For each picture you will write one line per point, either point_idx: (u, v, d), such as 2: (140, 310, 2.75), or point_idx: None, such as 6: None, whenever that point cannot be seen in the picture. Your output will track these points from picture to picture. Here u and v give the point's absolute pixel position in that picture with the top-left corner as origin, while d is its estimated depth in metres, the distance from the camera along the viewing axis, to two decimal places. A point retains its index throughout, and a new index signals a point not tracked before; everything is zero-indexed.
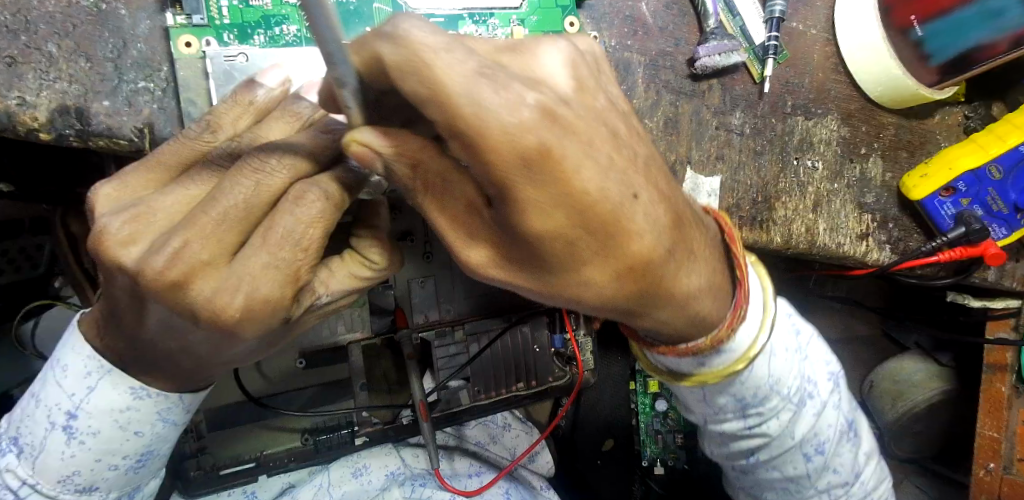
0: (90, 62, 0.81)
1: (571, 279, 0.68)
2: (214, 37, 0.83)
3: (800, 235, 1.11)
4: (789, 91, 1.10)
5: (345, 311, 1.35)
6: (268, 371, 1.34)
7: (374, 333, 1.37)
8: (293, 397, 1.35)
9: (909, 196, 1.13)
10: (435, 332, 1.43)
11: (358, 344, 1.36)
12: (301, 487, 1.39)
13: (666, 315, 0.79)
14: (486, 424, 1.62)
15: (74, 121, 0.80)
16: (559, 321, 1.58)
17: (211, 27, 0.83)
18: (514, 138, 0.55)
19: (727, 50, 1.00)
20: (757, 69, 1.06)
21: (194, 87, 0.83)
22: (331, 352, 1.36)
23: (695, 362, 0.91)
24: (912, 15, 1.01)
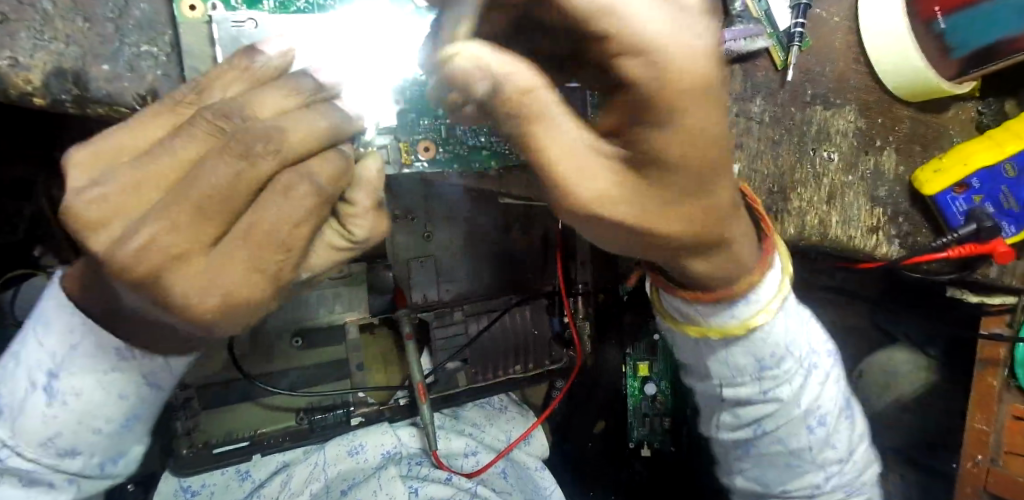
0: (89, 22, 0.75)
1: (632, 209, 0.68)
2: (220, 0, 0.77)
3: (812, 228, 1.11)
4: (810, 80, 1.08)
5: (343, 290, 1.34)
6: (264, 348, 1.30)
7: (373, 314, 1.37)
8: (285, 376, 1.32)
9: (921, 191, 1.13)
10: (435, 313, 1.41)
11: (357, 324, 1.35)
12: (296, 466, 1.35)
13: (703, 267, 0.83)
14: (482, 406, 1.59)
15: (71, 84, 0.74)
16: (558, 304, 1.56)
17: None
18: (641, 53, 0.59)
19: (754, 34, 0.99)
20: (779, 57, 1.04)
21: (199, 54, 0.77)
22: (327, 331, 1.34)
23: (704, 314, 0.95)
24: (935, 8, 0.99)
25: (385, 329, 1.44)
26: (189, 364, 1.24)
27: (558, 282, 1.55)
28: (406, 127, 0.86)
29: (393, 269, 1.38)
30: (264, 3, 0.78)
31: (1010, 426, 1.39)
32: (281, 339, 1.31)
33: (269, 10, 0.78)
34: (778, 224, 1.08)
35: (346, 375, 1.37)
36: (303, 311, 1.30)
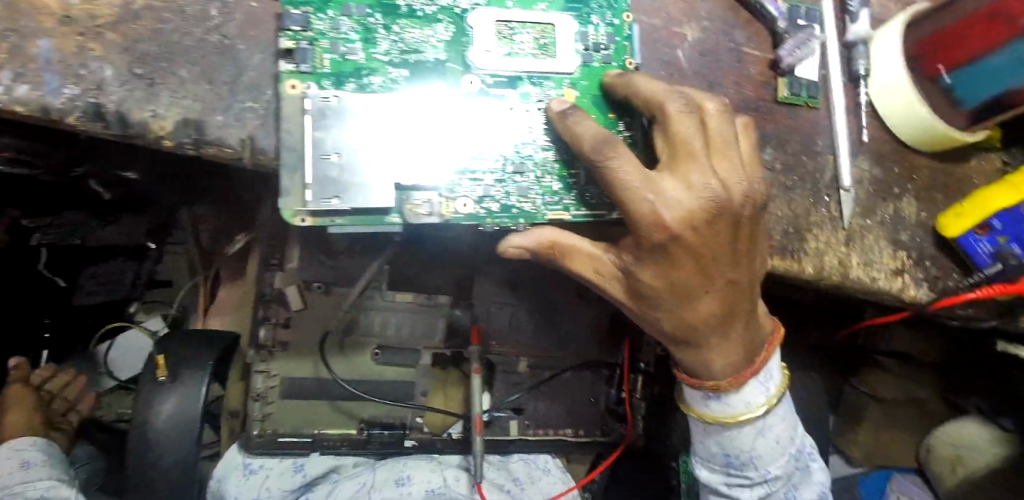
0: (211, 85, 0.87)
1: (584, 252, 0.92)
2: (315, 83, 0.88)
3: (832, 269, 1.09)
4: (818, 131, 1.11)
5: (425, 319, 1.51)
6: (348, 354, 1.45)
7: (445, 344, 1.51)
8: (364, 385, 1.46)
9: (943, 234, 1.12)
10: (502, 358, 1.58)
11: (430, 353, 1.51)
12: (343, 480, 1.46)
13: (694, 359, 1.00)
14: (527, 461, 1.64)
15: (192, 131, 0.86)
16: (617, 379, 1.67)
17: (314, 75, 0.88)
18: (678, 205, 0.82)
19: (804, 42, 1.07)
20: (783, 91, 1.10)
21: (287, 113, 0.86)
22: (404, 353, 1.49)
23: (699, 399, 1.04)
24: (940, 65, 1.03)
25: (452, 368, 1.57)
26: (280, 352, 1.42)
27: (622, 357, 1.66)
28: (447, 187, 0.90)
29: (474, 310, 1.56)
30: (347, 86, 0.89)
31: None
32: (363, 352, 1.46)
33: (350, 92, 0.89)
34: (796, 265, 1.07)
35: (410, 398, 1.50)
36: (395, 331, 1.48)
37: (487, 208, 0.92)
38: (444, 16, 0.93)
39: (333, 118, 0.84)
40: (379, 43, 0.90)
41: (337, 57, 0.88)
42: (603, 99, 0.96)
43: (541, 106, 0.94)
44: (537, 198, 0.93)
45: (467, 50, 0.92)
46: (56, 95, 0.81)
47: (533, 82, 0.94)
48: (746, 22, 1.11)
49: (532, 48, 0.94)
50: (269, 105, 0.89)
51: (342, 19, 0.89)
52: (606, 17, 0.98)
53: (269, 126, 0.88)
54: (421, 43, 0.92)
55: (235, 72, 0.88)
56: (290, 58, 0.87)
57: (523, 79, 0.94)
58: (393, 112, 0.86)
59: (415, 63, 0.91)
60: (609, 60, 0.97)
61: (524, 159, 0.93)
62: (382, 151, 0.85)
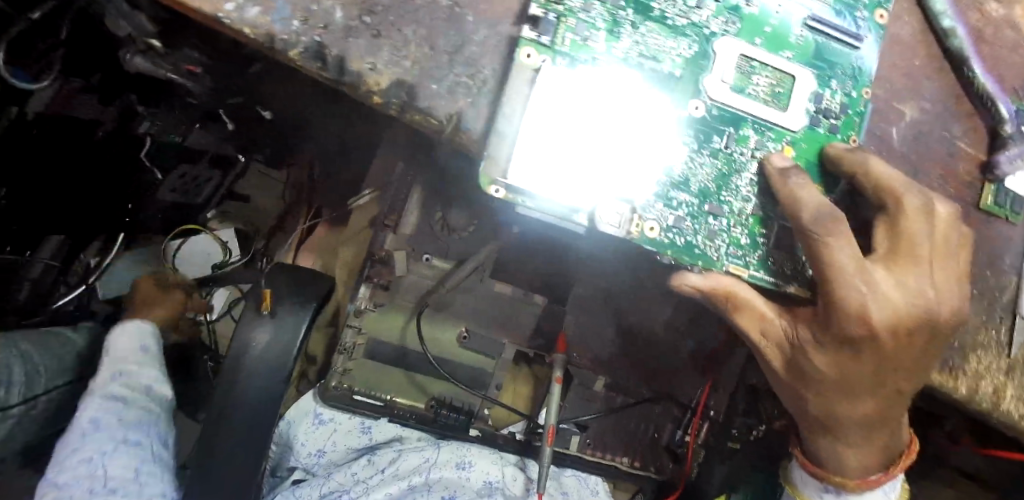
0: (432, 51, 0.83)
1: (756, 310, 0.87)
2: (550, 58, 0.83)
3: (984, 395, 1.02)
4: (1009, 249, 1.04)
5: (518, 314, 1.46)
6: (434, 328, 1.42)
7: (530, 346, 1.47)
8: (443, 363, 1.43)
9: None
10: (583, 372, 1.51)
11: (513, 348, 1.46)
12: (406, 451, 1.46)
13: (826, 450, 0.94)
14: (579, 478, 1.61)
15: (403, 94, 0.83)
16: (686, 422, 1.58)
17: (551, 49, 0.83)
18: (890, 301, 0.83)
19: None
20: (988, 196, 1.02)
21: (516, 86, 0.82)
22: (489, 340, 1.45)
23: (815, 488, 0.98)
24: None
25: (525, 367, 1.54)
26: (370, 311, 1.37)
27: (696, 399, 1.57)
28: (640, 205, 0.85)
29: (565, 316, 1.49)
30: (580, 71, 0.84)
31: None
32: (449, 327, 1.43)
33: None
34: (951, 381, 1.01)
35: (483, 387, 1.47)
36: (487, 316, 1.45)
37: (672, 239, 0.86)
38: (692, 33, 0.88)
39: (557, 106, 0.81)
40: (622, 37, 0.86)
41: (578, 38, 0.84)
42: (816, 168, 0.93)
43: (755, 155, 0.90)
44: (721, 245, 0.88)
45: (705, 73, 0.88)
46: (283, 26, 0.79)
47: (754, 127, 0.90)
48: (968, 116, 1.03)
49: (766, 93, 0.90)
50: (484, 84, 0.85)
51: (596, 3, 0.85)
52: (844, 86, 0.94)
53: (478, 106, 0.84)
54: (662, 52, 0.87)
55: (458, 43, 0.84)
56: (535, 26, 0.82)
57: (748, 120, 0.90)
58: (615, 118, 0.84)
59: (650, 69, 0.86)
60: (834, 130, 0.93)
61: (722, 202, 0.88)
62: (596, 154, 0.82)
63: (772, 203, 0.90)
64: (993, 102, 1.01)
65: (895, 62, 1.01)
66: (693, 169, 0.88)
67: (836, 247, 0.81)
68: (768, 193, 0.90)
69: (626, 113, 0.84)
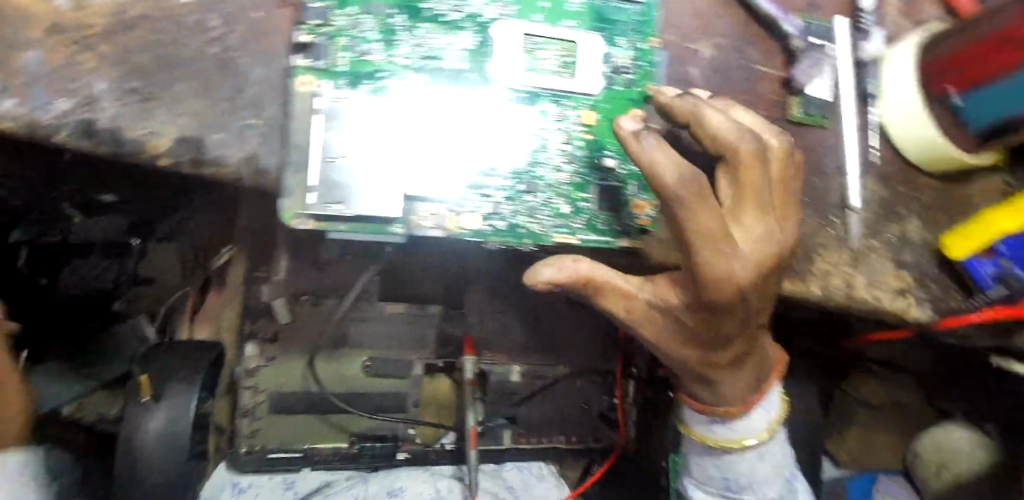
0: (211, 101, 0.82)
1: (618, 290, 0.88)
2: (329, 81, 0.83)
3: (837, 291, 1.08)
4: (829, 152, 1.11)
5: (418, 329, 1.49)
6: (338, 364, 1.43)
7: (438, 356, 1.49)
8: (353, 398, 1.44)
9: (947, 254, 1.12)
10: (495, 367, 1.53)
11: (422, 362, 1.48)
12: (338, 492, 1.45)
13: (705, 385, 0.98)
14: (521, 469, 1.61)
15: (191, 150, 0.82)
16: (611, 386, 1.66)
17: (328, 72, 0.83)
18: (743, 254, 0.84)
19: (819, 64, 1.08)
20: (795, 110, 1.08)
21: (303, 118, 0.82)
22: (396, 362, 1.46)
23: (703, 422, 1.03)
24: (949, 86, 1.02)
25: (444, 376, 1.55)
26: (264, 368, 1.37)
27: (616, 364, 1.65)
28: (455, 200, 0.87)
29: (466, 318, 1.54)
30: (363, 87, 0.84)
31: None
32: (352, 361, 1.44)
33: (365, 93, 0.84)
34: (801, 286, 1.07)
35: (401, 409, 1.48)
36: (387, 341, 1.46)
37: (494, 225, 0.88)
38: (469, 24, 0.89)
39: (345, 127, 0.82)
40: (399, 45, 0.86)
41: (353, 56, 0.84)
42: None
43: (561, 126, 0.92)
44: (545, 219, 0.91)
45: (490, 59, 0.89)
46: (46, 112, 0.75)
47: (553, 100, 0.92)
48: (761, 40, 1.09)
49: (556, 65, 0.92)
50: (274, 122, 0.84)
51: (364, 17, 0.85)
52: (632, 40, 0.96)
53: (272, 144, 0.84)
54: (443, 50, 0.88)
55: (236, 87, 0.83)
56: (306, 54, 0.83)
57: (544, 95, 0.92)
58: (409, 124, 0.85)
59: (435, 69, 0.87)
60: (632, 84, 0.96)
61: (536, 178, 0.91)
62: (395, 164, 0.83)
63: (585, 167, 0.93)
64: (778, 21, 1.07)
65: (680, 8, 1.05)
66: (502, 154, 0.90)
67: (697, 217, 0.79)
68: (578, 159, 0.93)
69: (419, 117, 0.85)
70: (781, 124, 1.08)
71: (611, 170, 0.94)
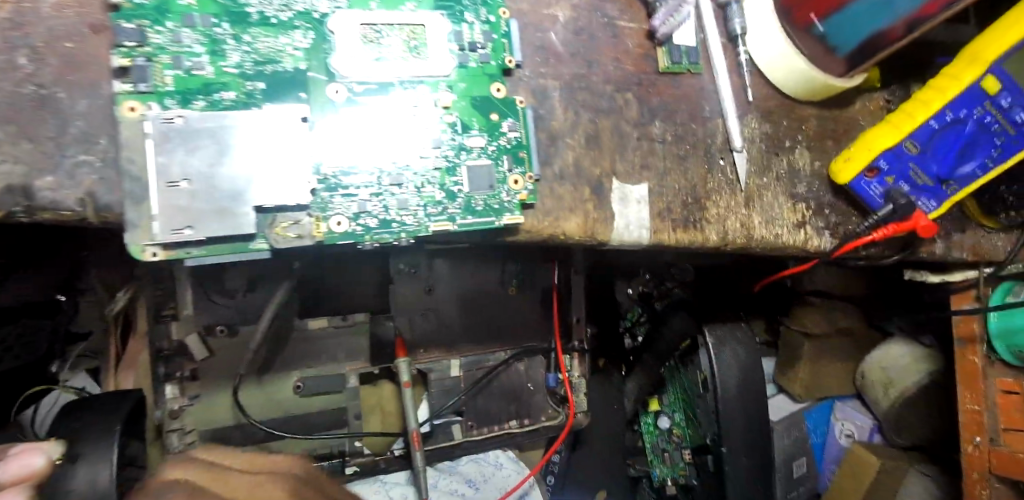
0: (33, 143, 0.77)
1: None
2: (158, 103, 0.79)
3: (736, 232, 1.08)
4: (705, 97, 1.10)
5: (347, 340, 1.47)
6: (268, 388, 1.39)
7: (373, 363, 1.47)
8: (288, 421, 1.41)
9: (836, 180, 1.13)
10: (434, 365, 1.52)
11: (356, 373, 1.45)
12: None
13: None
14: (477, 460, 1.61)
15: (21, 198, 0.77)
16: (554, 363, 1.62)
17: (155, 94, 0.79)
18: None
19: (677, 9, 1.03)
20: (663, 61, 1.08)
21: (135, 146, 0.77)
22: (328, 378, 1.43)
23: None
24: (811, 14, 1.03)
25: (387, 382, 1.54)
26: (190, 406, 1.33)
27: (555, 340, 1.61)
28: (318, 206, 0.84)
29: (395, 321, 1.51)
30: (196, 103, 0.80)
31: (1002, 401, 1.30)
32: (283, 384, 1.41)
33: (200, 110, 0.80)
34: (699, 235, 1.06)
35: (343, 423, 1.45)
36: (314, 358, 1.43)
37: (364, 225, 0.85)
38: (301, 22, 0.86)
39: (180, 147, 0.77)
40: (228, 54, 0.82)
41: (180, 73, 0.80)
42: (483, 100, 0.93)
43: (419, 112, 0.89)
44: (417, 210, 0.88)
45: (330, 56, 0.86)
46: None
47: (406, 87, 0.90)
48: None
49: (402, 51, 0.89)
50: (108, 155, 0.80)
51: (184, 30, 0.81)
52: (480, 14, 0.94)
53: (110, 179, 0.80)
54: (278, 53, 0.85)
55: (58, 125, 0.78)
56: (126, 77, 0.78)
57: (395, 84, 0.89)
58: (250, 133, 0.80)
59: (272, 74, 0.84)
60: (487, 58, 0.93)
61: (401, 170, 0.87)
62: (241, 177, 0.79)
63: (452, 151, 0.90)
64: None
65: None
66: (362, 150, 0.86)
67: None
68: (443, 142, 0.89)
69: (258, 124, 0.80)
70: (651, 76, 1.08)
71: (479, 149, 0.91)
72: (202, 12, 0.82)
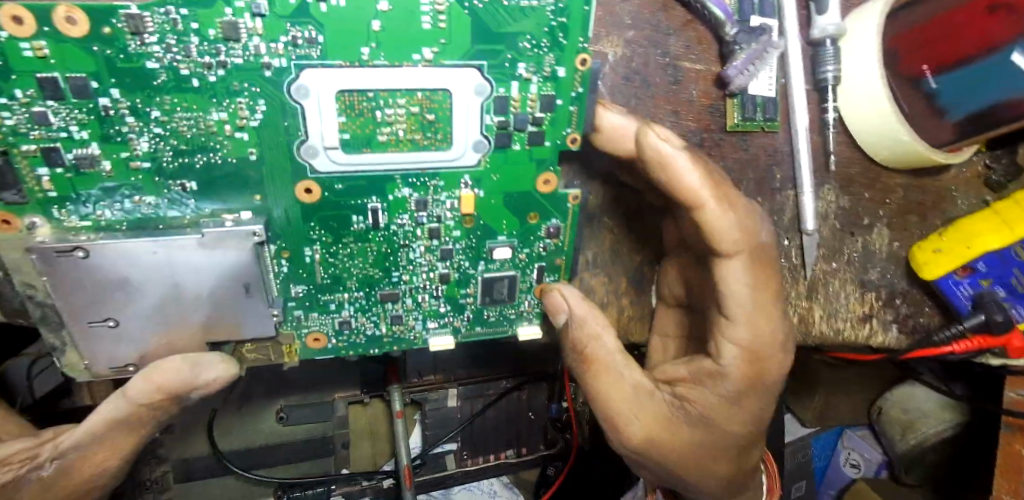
0: None
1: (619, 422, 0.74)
2: (41, 214, 0.61)
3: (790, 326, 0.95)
4: (777, 162, 0.90)
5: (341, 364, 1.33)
6: (249, 415, 1.27)
7: (364, 392, 1.31)
8: (270, 452, 1.28)
9: (919, 271, 0.94)
10: (429, 393, 1.36)
11: (344, 401, 1.31)
12: None
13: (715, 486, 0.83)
14: (470, 488, 1.50)
15: None
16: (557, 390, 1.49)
17: (32, 203, 0.61)
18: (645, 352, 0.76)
19: (760, 55, 0.80)
20: (734, 116, 0.86)
21: (23, 275, 0.61)
22: (311, 408, 1.28)
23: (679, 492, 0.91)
24: (924, 65, 0.83)
25: (381, 405, 1.36)
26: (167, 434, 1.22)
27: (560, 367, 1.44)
28: (292, 323, 0.71)
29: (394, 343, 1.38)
30: (99, 214, 0.62)
31: None
32: (263, 413, 1.26)
33: (113, 219, 0.63)
34: None
35: (330, 453, 1.33)
36: (297, 384, 1.28)
37: (347, 342, 0.73)
38: (243, 83, 0.60)
39: (103, 281, 0.61)
40: (132, 141, 0.60)
41: (60, 172, 0.60)
42: (521, 196, 0.70)
43: (428, 216, 0.68)
44: (417, 324, 0.74)
45: (295, 141, 0.63)
46: None
47: (414, 183, 0.66)
48: (685, 25, 0.83)
49: (410, 136, 0.64)
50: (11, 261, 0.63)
51: (54, 108, 0.58)
52: (541, 66, 0.65)
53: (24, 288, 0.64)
54: (207, 134, 0.61)
55: None
56: None
57: (399, 178, 0.66)
58: (196, 265, 0.62)
59: (203, 167, 0.62)
60: (538, 139, 0.68)
61: (397, 283, 0.71)
62: (189, 311, 0.64)
63: (466, 261, 0.71)
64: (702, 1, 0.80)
65: None
66: (349, 261, 0.69)
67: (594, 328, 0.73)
68: (456, 254, 0.71)
69: (203, 250, 0.62)
70: (715, 133, 0.87)
71: (504, 259, 0.73)
72: (75, 77, 0.57)
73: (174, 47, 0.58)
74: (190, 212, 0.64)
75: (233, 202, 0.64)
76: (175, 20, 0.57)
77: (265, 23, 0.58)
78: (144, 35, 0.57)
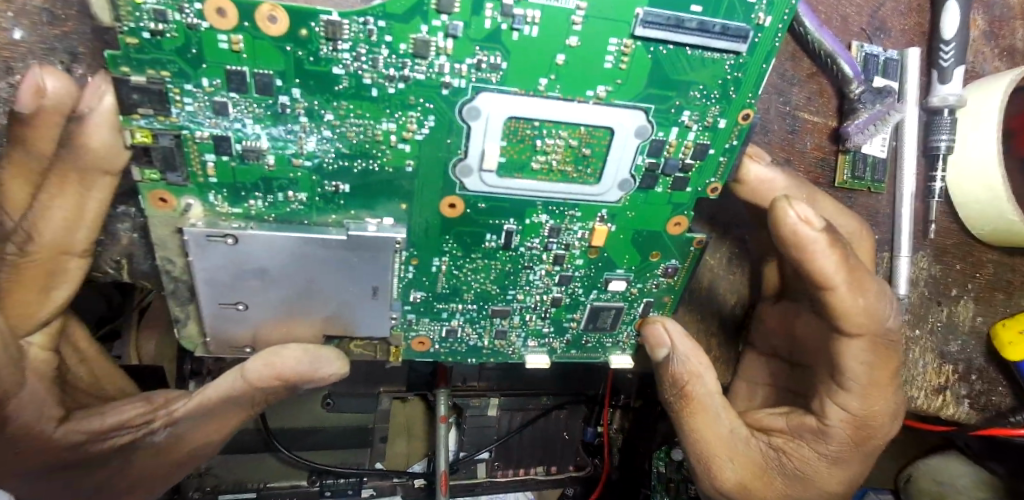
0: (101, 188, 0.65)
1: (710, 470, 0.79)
2: (197, 197, 0.65)
3: None
4: (876, 222, 0.91)
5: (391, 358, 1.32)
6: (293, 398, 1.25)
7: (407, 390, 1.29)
8: (309, 435, 1.27)
9: (1001, 349, 0.94)
10: (471, 399, 1.35)
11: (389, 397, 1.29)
12: None
13: None
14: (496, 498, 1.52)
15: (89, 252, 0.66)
16: (595, 415, 1.46)
17: (193, 186, 0.64)
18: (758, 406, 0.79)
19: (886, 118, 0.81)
20: (843, 173, 0.87)
21: (173, 248, 0.66)
22: (356, 399, 1.26)
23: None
24: None
25: (420, 404, 1.35)
26: None
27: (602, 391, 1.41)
28: (402, 325, 0.78)
29: None
30: (251, 203, 0.66)
31: None
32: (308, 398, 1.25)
33: (258, 210, 0.66)
34: None
35: (366, 445, 1.32)
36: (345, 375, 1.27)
37: (449, 347, 0.81)
38: (420, 98, 0.62)
39: (252, 266, 0.66)
40: (307, 140, 0.63)
41: (227, 161, 0.63)
42: (650, 234, 0.75)
43: (548, 243, 0.73)
44: (515, 337, 0.81)
45: (453, 158, 0.65)
46: None
47: (552, 211, 0.71)
48: (809, 77, 0.83)
49: (557, 170, 0.67)
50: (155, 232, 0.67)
51: (233, 97, 0.60)
52: (707, 115, 0.67)
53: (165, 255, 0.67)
54: (370, 145, 0.64)
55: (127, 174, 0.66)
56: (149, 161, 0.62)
57: (538, 203, 0.70)
58: (338, 267, 0.68)
59: (361, 172, 0.65)
60: (682, 185, 0.71)
61: (510, 299, 0.77)
62: (321, 303, 0.70)
63: (581, 289, 0.78)
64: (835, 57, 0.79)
65: None
66: (471, 275, 0.75)
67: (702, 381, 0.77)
68: (573, 279, 0.77)
69: (343, 256, 0.67)
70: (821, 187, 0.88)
71: (616, 290, 0.79)
72: (262, 74, 0.59)
73: (363, 56, 0.59)
74: (327, 213, 0.68)
75: (380, 209, 0.68)
76: (372, 31, 0.58)
77: (455, 44, 0.60)
78: (338, 42, 0.58)
